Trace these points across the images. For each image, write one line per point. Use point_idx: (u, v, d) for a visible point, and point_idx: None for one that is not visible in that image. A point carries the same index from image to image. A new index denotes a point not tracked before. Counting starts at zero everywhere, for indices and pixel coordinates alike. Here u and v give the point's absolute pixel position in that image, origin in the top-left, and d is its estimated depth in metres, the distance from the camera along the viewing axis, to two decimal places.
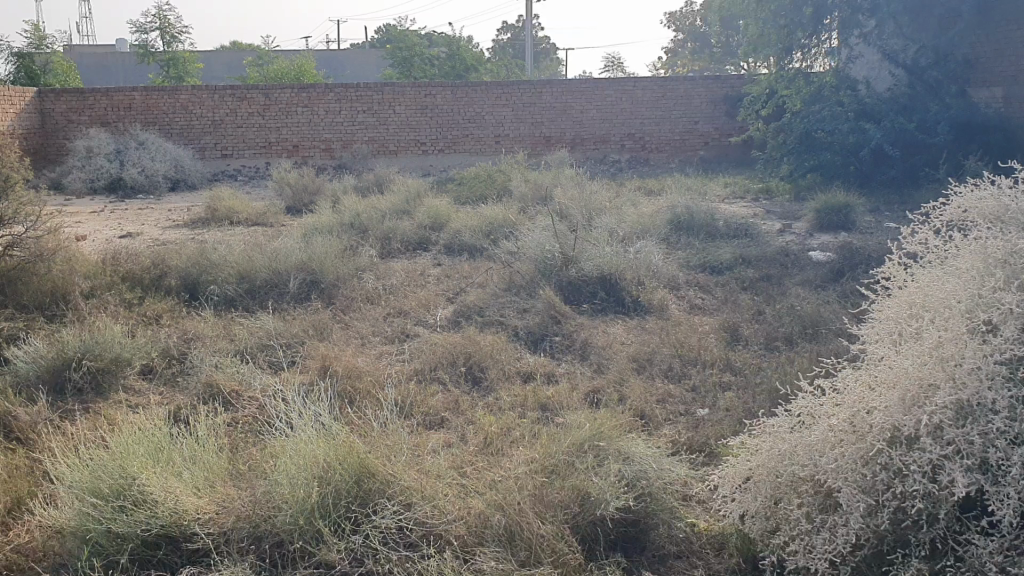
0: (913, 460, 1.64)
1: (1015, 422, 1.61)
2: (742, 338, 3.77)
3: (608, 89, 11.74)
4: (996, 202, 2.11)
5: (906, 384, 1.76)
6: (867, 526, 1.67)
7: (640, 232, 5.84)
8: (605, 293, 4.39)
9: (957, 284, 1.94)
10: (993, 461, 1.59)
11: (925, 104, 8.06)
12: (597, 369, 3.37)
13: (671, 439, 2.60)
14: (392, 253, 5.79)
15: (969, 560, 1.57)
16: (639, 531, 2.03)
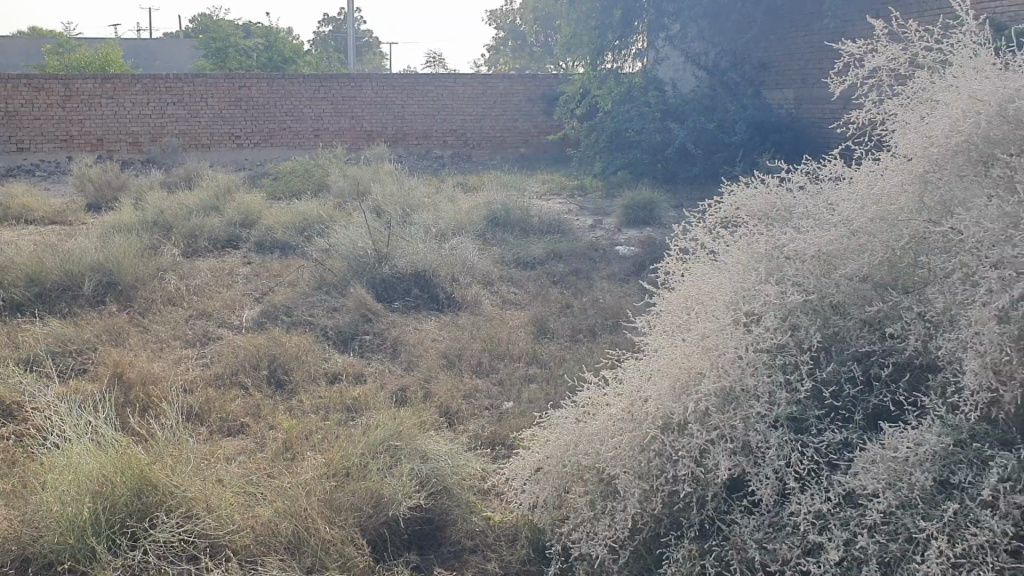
0: (683, 446, 1.75)
1: (774, 406, 1.74)
2: (550, 330, 3.84)
3: (428, 84, 11.76)
4: (763, 201, 2.29)
5: (677, 373, 1.89)
6: (644, 510, 1.76)
7: (455, 228, 5.86)
8: (418, 290, 4.38)
9: (726, 278, 2.09)
10: (753, 444, 1.72)
11: (724, 104, 8.45)
12: (406, 366, 3.36)
13: (473, 434, 2.62)
14: (199, 253, 5.56)
15: (732, 538, 1.66)
16: (434, 528, 2.05)
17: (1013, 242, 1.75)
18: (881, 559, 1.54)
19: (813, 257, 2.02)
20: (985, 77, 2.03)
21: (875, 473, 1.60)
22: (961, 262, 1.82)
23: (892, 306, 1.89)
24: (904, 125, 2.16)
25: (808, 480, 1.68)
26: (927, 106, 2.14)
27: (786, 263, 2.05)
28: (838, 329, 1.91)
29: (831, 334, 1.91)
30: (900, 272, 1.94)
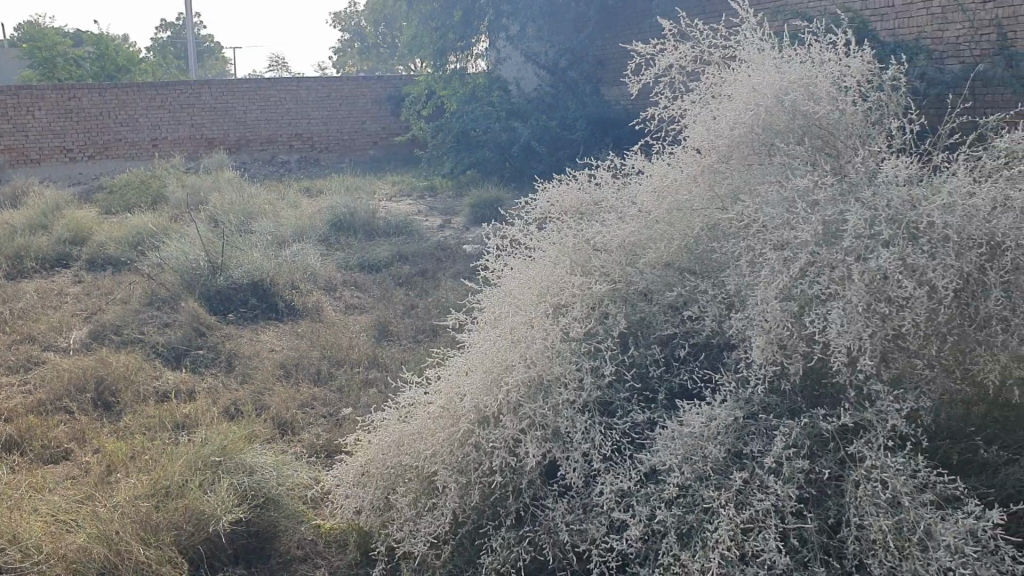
0: (496, 438, 1.81)
1: (582, 392, 1.85)
2: (391, 333, 3.85)
3: (270, 88, 11.50)
4: (574, 196, 2.43)
5: (490, 367, 1.97)
6: (463, 504, 1.80)
7: (297, 235, 5.78)
8: (256, 300, 4.30)
9: (540, 271, 2.19)
10: (562, 430, 1.80)
11: (565, 101, 8.58)
12: (242, 379, 3.30)
13: (307, 444, 2.61)
14: (24, 274, 5.28)
15: (544, 523, 1.74)
16: (261, 541, 2.04)
17: (792, 224, 1.89)
18: (679, 530, 1.64)
19: (617, 247, 2.15)
20: (765, 70, 2.21)
21: (672, 448, 1.70)
22: (747, 247, 1.95)
23: (690, 290, 2.01)
24: (696, 119, 2.33)
25: (615, 460, 1.78)
26: (717, 99, 2.32)
27: (594, 256, 2.16)
28: (643, 315, 2.02)
29: (636, 320, 2.01)
30: (697, 258, 2.08)
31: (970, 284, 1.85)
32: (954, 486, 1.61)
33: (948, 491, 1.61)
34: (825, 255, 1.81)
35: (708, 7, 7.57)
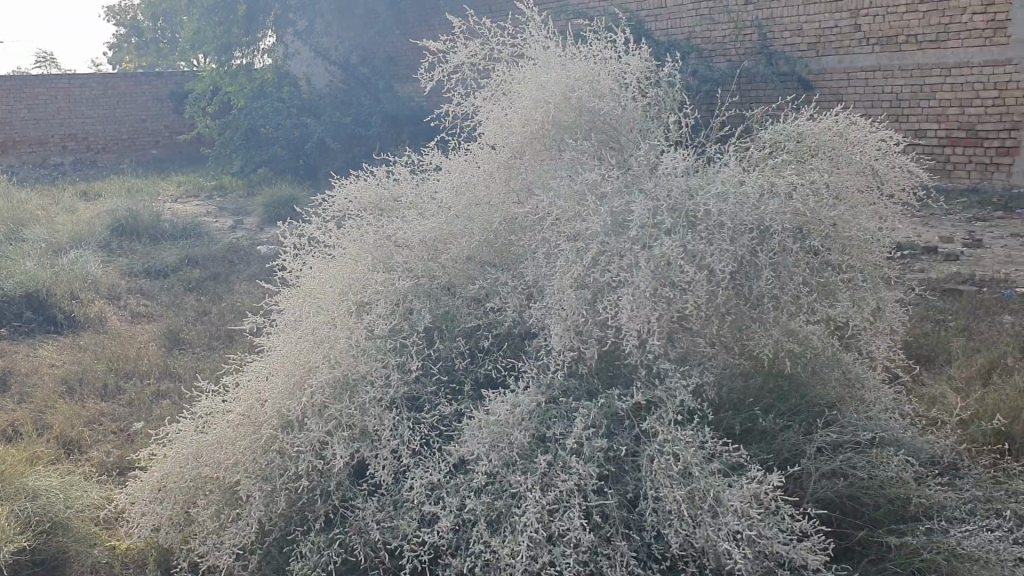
0: (301, 441, 1.79)
1: (388, 389, 1.86)
2: (185, 340, 3.69)
3: (38, 86, 10.62)
4: (372, 192, 2.42)
5: (292, 369, 1.94)
6: (270, 512, 1.77)
7: (75, 242, 5.42)
8: (32, 313, 4.00)
9: (341, 268, 2.17)
10: (370, 429, 1.81)
11: (359, 98, 8.60)
12: (18, 398, 3.06)
13: (97, 462, 2.46)
14: None
15: (353, 523, 1.74)
16: (49, 568, 1.91)
17: (583, 216, 1.98)
18: (488, 518, 1.69)
19: (419, 244, 2.17)
20: (552, 67, 2.31)
21: (479, 437, 1.74)
22: (543, 239, 2.03)
23: (492, 282, 2.06)
24: (489, 113, 2.39)
25: (423, 454, 1.81)
26: (507, 95, 2.39)
27: (396, 252, 2.17)
28: (447, 309, 2.05)
29: (441, 314, 2.05)
30: (498, 252, 2.14)
31: (745, 266, 2.01)
32: (737, 453, 1.75)
33: (734, 459, 1.75)
34: (614, 244, 1.91)
35: (491, 5, 7.77)
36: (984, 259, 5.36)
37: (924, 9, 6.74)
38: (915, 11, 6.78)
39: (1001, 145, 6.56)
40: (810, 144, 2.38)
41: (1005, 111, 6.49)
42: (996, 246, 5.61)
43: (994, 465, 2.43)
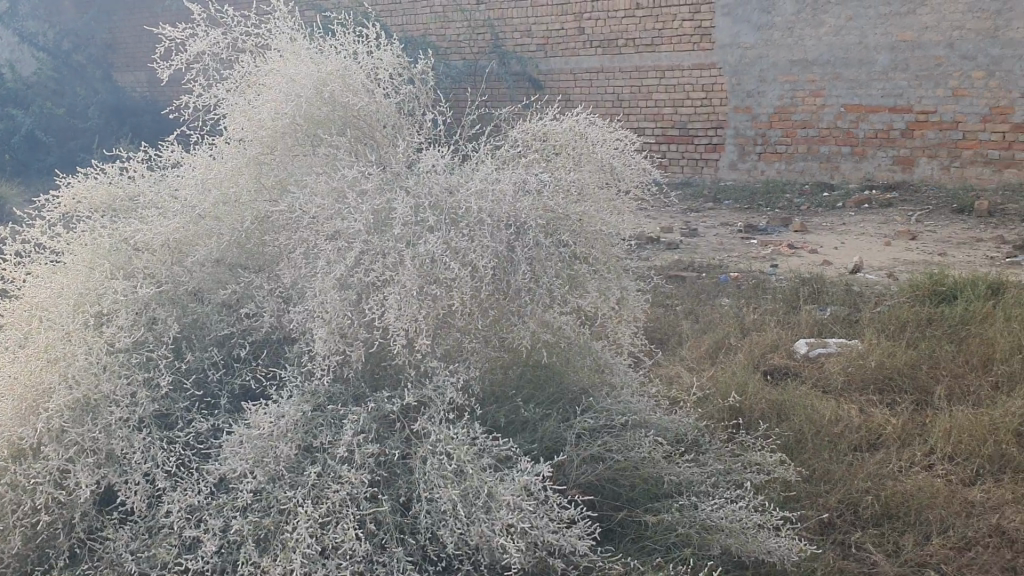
0: (39, 472, 1.66)
1: (137, 407, 1.75)
2: None
3: None
4: (104, 191, 2.23)
5: (21, 392, 1.76)
6: (4, 552, 1.64)
7: None
8: None
9: (72, 276, 1.98)
10: (120, 452, 1.70)
11: (72, 87, 8.11)
12: None
13: None
14: None
15: (105, 555, 1.65)
16: None
17: (341, 215, 1.95)
18: (255, 536, 1.65)
19: (161, 246, 2.04)
20: (302, 60, 2.24)
21: (242, 453, 1.70)
22: (301, 239, 1.98)
23: (245, 286, 2.01)
24: (233, 107, 2.28)
25: (181, 474, 1.73)
26: (254, 89, 2.30)
27: (135, 256, 2.03)
28: (197, 317, 1.96)
29: (189, 323, 1.96)
30: (249, 253, 2.08)
31: (503, 263, 2.04)
32: (506, 448, 1.81)
33: (502, 453, 1.80)
34: (376, 243, 1.91)
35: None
36: (699, 246, 5.86)
37: (641, 15, 7.36)
38: (633, 17, 7.38)
39: (709, 142, 7.34)
40: (555, 141, 2.46)
41: (712, 111, 7.27)
42: (709, 234, 6.14)
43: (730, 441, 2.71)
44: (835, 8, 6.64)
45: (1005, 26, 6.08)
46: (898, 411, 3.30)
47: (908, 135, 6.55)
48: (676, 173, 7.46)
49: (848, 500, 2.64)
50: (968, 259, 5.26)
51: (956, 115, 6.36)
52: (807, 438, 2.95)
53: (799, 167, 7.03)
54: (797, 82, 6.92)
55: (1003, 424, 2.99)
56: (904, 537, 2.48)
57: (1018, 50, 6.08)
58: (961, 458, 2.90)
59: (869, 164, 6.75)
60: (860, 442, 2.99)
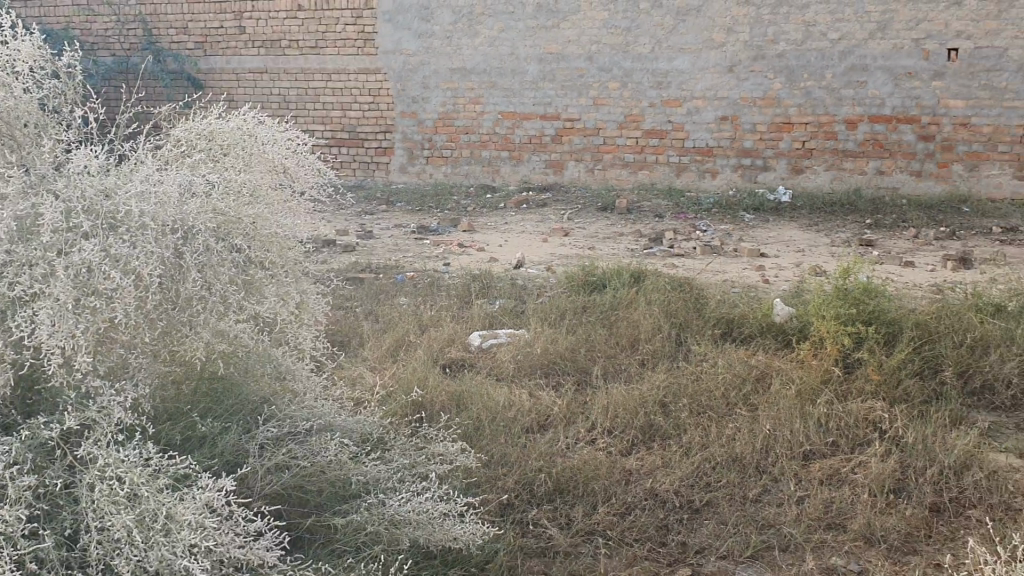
0: None
1: None
2: None
3: None
4: None
5: None
6: None
7: None
8: None
9: None
10: None
11: None
12: None
13: None
14: None
15: None
16: None
17: None
18: None
19: None
20: None
21: None
22: None
23: None
24: None
25: None
26: None
27: None
28: None
29: None
30: None
31: (172, 270, 2.31)
32: (178, 466, 2.00)
33: (178, 472, 1.99)
34: (22, 253, 2.02)
35: None
36: (375, 268, 6.32)
37: (304, 19, 9.93)
38: (294, 19, 9.94)
39: (378, 147, 10.05)
40: (221, 142, 2.75)
41: (381, 114, 9.94)
42: (385, 261, 6.59)
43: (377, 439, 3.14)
44: (488, 21, 9.35)
45: (634, 42, 8.95)
46: (563, 393, 4.16)
47: (557, 138, 9.39)
48: (370, 172, 10.16)
49: (524, 480, 3.37)
50: (615, 253, 6.84)
51: (597, 122, 9.24)
52: (484, 426, 3.71)
53: (465, 168, 9.77)
54: (457, 89, 9.61)
55: (648, 398, 4.00)
56: (574, 508, 3.24)
57: (644, 65, 8.98)
58: (616, 431, 3.82)
59: (526, 165, 9.55)
60: (531, 424, 3.83)
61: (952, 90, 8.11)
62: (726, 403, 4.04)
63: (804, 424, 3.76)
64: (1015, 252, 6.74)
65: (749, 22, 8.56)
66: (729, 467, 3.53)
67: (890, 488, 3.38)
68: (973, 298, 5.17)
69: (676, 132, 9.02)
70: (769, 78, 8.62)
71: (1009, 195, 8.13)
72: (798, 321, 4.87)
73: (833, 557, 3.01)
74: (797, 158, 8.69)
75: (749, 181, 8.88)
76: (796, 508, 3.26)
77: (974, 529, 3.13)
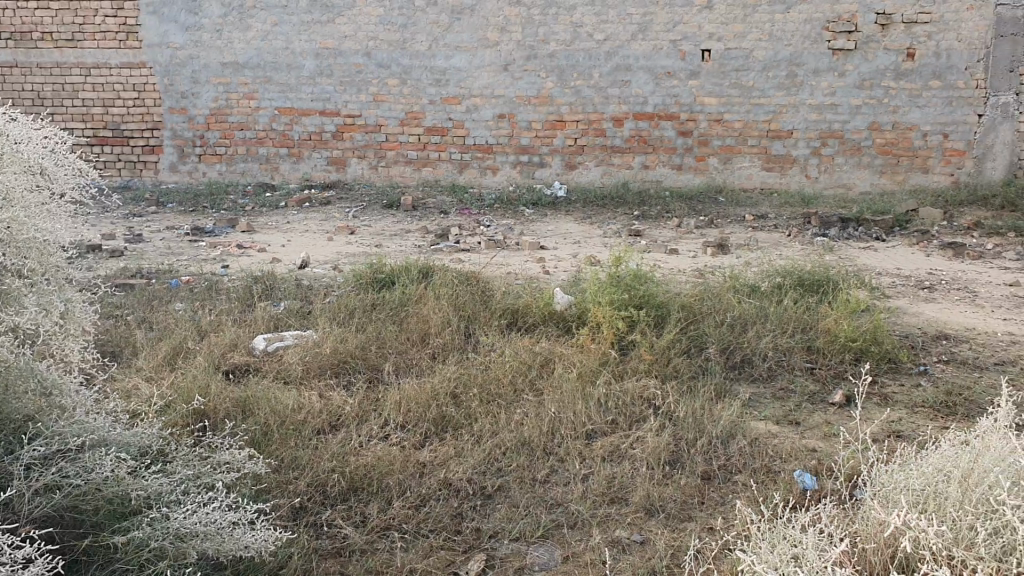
0: None
1: None
2: None
3: None
4: None
5: None
6: None
7: None
8: None
9: None
10: None
11: None
12: None
13: None
14: None
15: None
16: None
17: None
18: None
19: None
20: None
21: None
22: None
23: None
24: None
25: None
26: None
27: None
28: None
29: None
30: None
31: None
32: None
33: None
34: None
35: None
36: (148, 273, 6.04)
37: (57, 10, 9.34)
38: (46, 10, 9.35)
39: (146, 146, 9.66)
40: None
41: (147, 111, 9.54)
42: (160, 265, 6.30)
43: (160, 451, 3.02)
44: (260, 15, 9.13)
45: (410, 39, 9.00)
46: (354, 391, 4.15)
47: (337, 136, 9.31)
48: (138, 173, 9.75)
49: (317, 482, 3.34)
50: (400, 250, 6.85)
51: (378, 119, 9.24)
52: (273, 430, 3.64)
53: (241, 167, 9.53)
54: (230, 84, 9.34)
55: (440, 391, 4.07)
56: (369, 506, 3.25)
57: (422, 62, 9.05)
58: (409, 425, 3.85)
59: (306, 163, 9.44)
60: (322, 425, 3.79)
61: (706, 89, 8.72)
62: (513, 389, 4.18)
63: (586, 406, 3.95)
64: (765, 237, 7.35)
65: (521, 21, 8.82)
66: (517, 452, 3.66)
67: (666, 461, 3.62)
68: (731, 281, 5.60)
69: (456, 129, 9.17)
70: (542, 77, 8.93)
71: (759, 185, 8.88)
72: (577, 308, 5.10)
73: (617, 529, 3.18)
74: (571, 154, 9.07)
75: (528, 177, 9.17)
76: (582, 486, 3.43)
77: (741, 492, 3.41)
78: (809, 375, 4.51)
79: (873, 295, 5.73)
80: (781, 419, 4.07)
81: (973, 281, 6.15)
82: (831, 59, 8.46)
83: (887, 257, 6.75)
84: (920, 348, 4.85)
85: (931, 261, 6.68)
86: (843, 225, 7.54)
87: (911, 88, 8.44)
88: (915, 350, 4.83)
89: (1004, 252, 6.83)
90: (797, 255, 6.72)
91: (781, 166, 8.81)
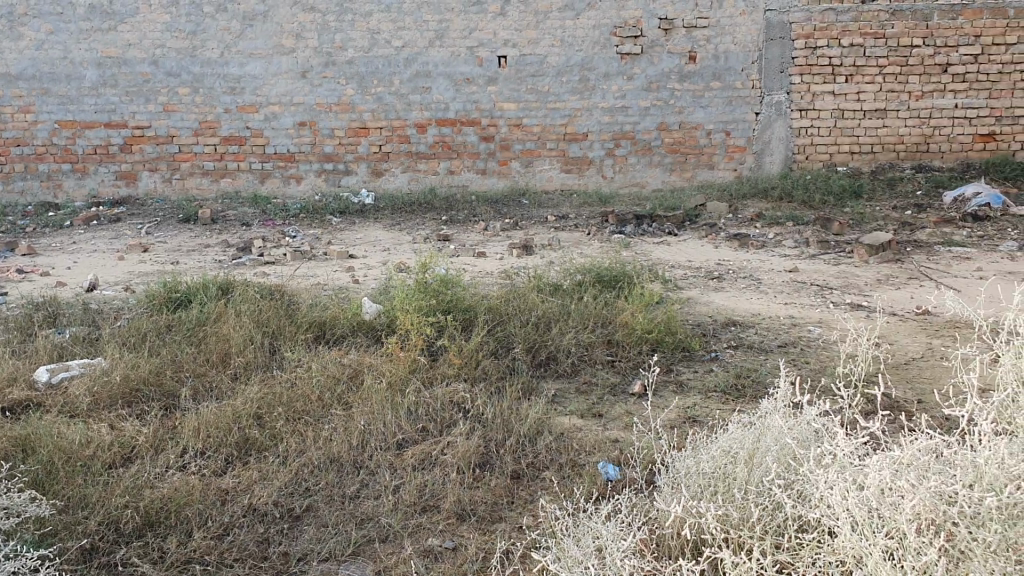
0: None
1: None
2: None
3: None
4: None
5: None
6: None
7: None
8: None
9: None
10: None
11: None
12: None
13: None
14: None
15: None
16: None
17: None
18: None
19: None
20: None
21: None
22: None
23: None
24: None
25: None
26: None
27: None
28: None
29: None
30: None
31: None
32: None
33: None
34: None
35: None
36: None
37: None
38: None
39: None
40: None
41: None
42: None
43: None
44: (33, 23, 8.55)
45: (201, 46, 8.64)
46: (148, 420, 3.92)
47: (125, 148, 8.83)
48: None
49: (108, 520, 3.11)
50: (198, 266, 6.55)
51: (169, 130, 8.81)
52: (59, 469, 3.37)
53: (19, 185, 8.91)
54: (4, 97, 8.71)
55: (242, 413, 3.90)
56: (167, 540, 3.06)
57: (213, 69, 8.71)
58: (209, 452, 3.67)
59: (92, 178, 8.91)
60: (113, 459, 3.55)
61: (504, 94, 8.86)
62: (321, 404, 4.08)
63: (395, 416, 3.91)
64: (567, 236, 7.55)
65: (316, 28, 8.65)
66: (326, 469, 3.57)
67: (475, 464, 3.63)
68: (535, 280, 5.71)
69: (254, 138, 8.88)
70: (341, 84, 8.79)
71: (560, 186, 9.13)
72: (385, 317, 5.05)
73: (428, 538, 3.15)
74: (375, 161, 8.98)
75: (333, 185, 9.02)
76: (392, 497, 3.38)
77: (549, 489, 3.46)
78: (611, 368, 4.66)
79: (666, 287, 6.00)
80: (586, 412, 4.17)
81: (757, 269, 6.56)
82: (620, 62, 8.81)
83: (680, 251, 7.09)
84: (711, 335, 5.11)
85: (719, 252, 7.07)
86: (638, 221, 7.85)
87: (695, 89, 8.90)
88: (707, 337, 5.08)
89: (783, 240, 7.32)
90: (597, 252, 6.94)
91: (578, 167, 9.09)
